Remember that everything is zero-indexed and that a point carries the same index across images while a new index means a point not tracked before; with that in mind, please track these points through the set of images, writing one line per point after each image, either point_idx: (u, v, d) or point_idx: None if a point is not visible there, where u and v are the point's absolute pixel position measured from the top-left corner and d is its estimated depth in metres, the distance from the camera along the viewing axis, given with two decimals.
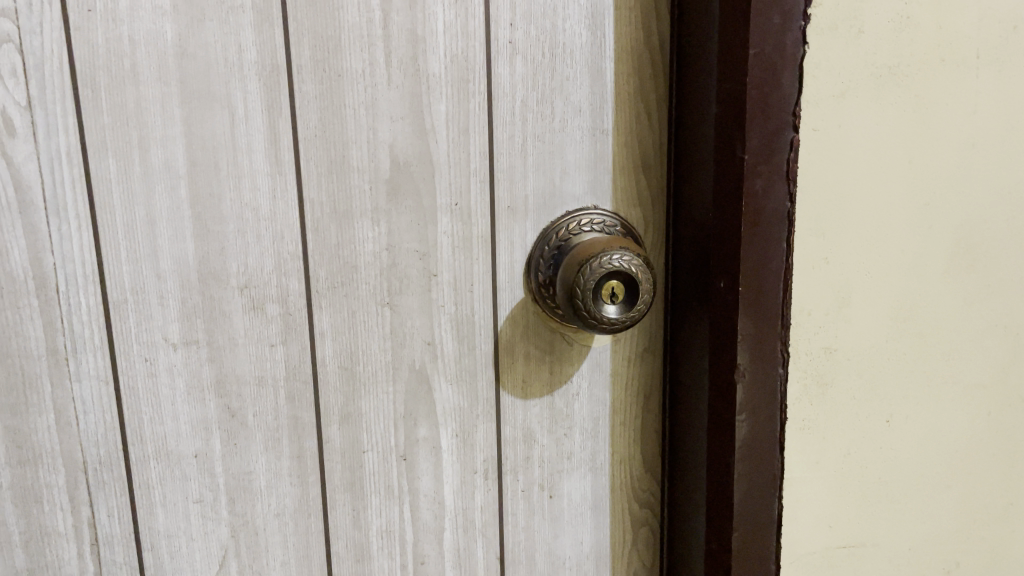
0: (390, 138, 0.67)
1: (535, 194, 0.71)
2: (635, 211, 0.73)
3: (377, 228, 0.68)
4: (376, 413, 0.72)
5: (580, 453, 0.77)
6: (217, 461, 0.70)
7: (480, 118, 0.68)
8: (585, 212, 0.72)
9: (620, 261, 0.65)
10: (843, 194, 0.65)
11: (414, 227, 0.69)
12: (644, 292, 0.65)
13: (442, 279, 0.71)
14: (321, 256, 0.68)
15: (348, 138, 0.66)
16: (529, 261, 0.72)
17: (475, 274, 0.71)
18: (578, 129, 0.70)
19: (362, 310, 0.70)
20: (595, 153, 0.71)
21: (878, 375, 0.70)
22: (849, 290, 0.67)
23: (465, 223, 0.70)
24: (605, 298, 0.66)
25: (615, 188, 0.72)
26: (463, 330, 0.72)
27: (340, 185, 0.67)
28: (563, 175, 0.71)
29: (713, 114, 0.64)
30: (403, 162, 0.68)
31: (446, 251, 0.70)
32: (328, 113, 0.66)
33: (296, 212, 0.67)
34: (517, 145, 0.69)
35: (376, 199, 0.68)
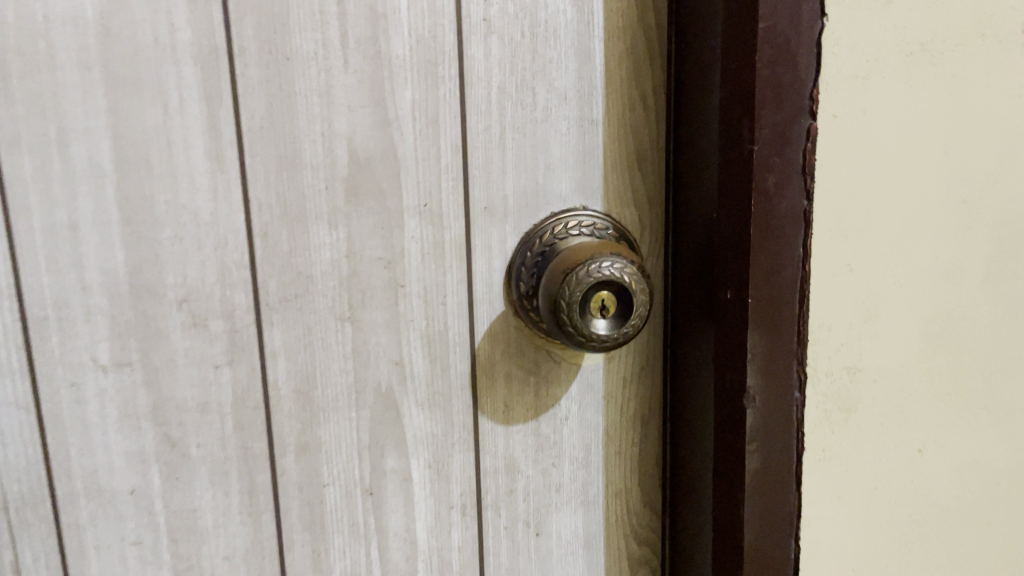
0: (348, 130, 0.59)
1: (515, 193, 0.62)
2: (630, 211, 0.65)
3: (335, 233, 0.60)
4: (337, 443, 0.64)
5: (570, 485, 0.68)
6: (157, 498, 0.62)
7: (451, 106, 0.60)
8: (572, 213, 0.63)
9: (611, 268, 0.56)
10: (868, 191, 0.57)
11: (378, 231, 0.61)
12: (638, 304, 0.57)
13: (411, 290, 0.62)
14: (271, 265, 0.60)
15: (299, 130, 0.58)
16: (509, 270, 0.63)
17: (448, 284, 0.63)
18: (564, 119, 0.62)
19: (319, 326, 0.61)
20: (584, 146, 0.63)
21: (907, 397, 0.61)
22: (874, 301, 0.59)
23: (436, 227, 0.62)
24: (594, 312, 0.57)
25: (606, 187, 0.64)
26: (434, 349, 0.63)
27: (291, 183, 0.59)
28: (547, 172, 0.62)
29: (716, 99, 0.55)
30: (363, 157, 0.59)
31: (415, 258, 0.62)
32: (275, 101, 0.57)
33: (241, 215, 0.59)
34: (494, 137, 0.61)
35: (333, 200, 0.60)
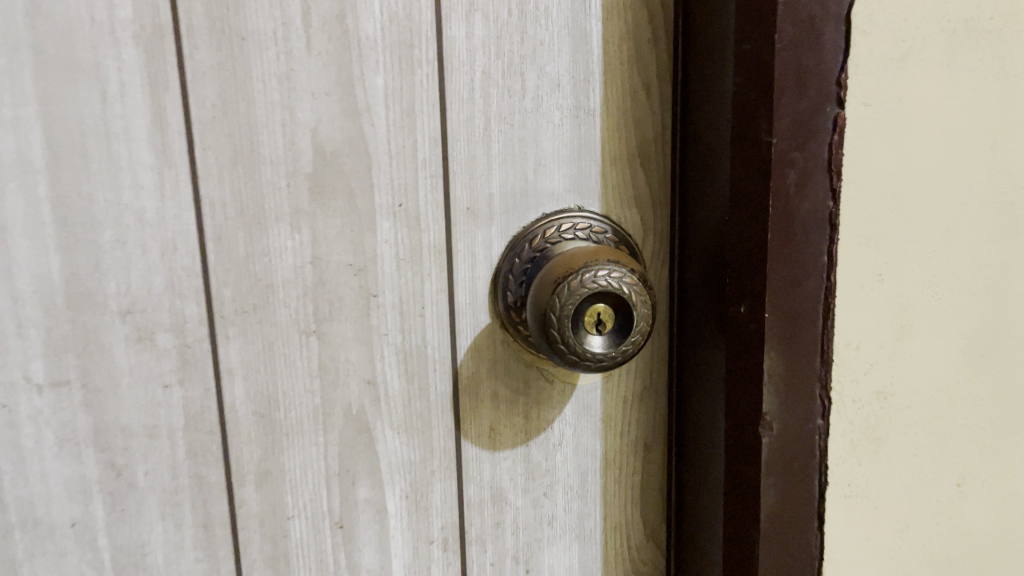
0: (312, 120, 0.52)
1: (502, 192, 0.55)
2: (631, 213, 0.58)
3: (298, 236, 0.53)
4: (302, 470, 0.57)
5: (564, 518, 0.61)
6: (100, 532, 0.55)
7: (429, 94, 0.53)
8: (566, 214, 0.56)
9: (608, 278, 0.49)
10: (903, 191, 0.50)
11: (346, 234, 0.54)
12: (639, 319, 0.50)
13: (384, 300, 0.55)
14: (226, 273, 0.53)
15: (257, 120, 0.52)
16: (494, 277, 0.57)
17: (427, 294, 0.56)
18: (556, 108, 0.55)
19: (281, 340, 0.55)
20: (579, 140, 0.56)
21: (942, 424, 0.54)
22: (908, 316, 0.52)
23: (413, 230, 0.55)
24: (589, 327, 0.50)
25: (605, 185, 0.57)
26: (411, 366, 0.57)
27: (248, 180, 0.52)
28: (538, 168, 0.55)
29: (729, 85, 0.48)
30: (329, 151, 0.53)
31: (389, 265, 0.55)
32: (229, 87, 0.51)
33: (192, 216, 0.52)
34: (478, 128, 0.54)
35: (296, 199, 0.53)
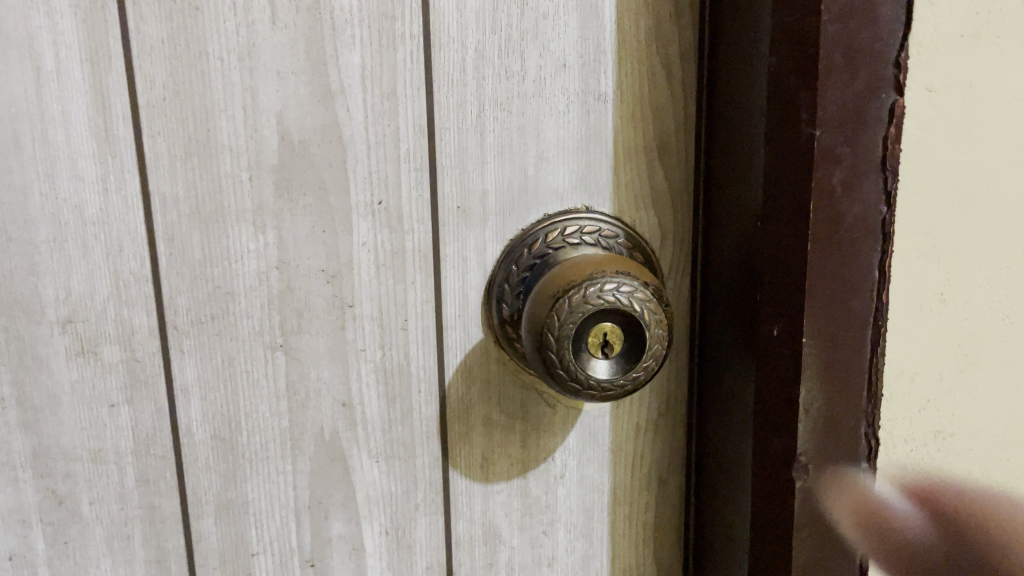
0: (278, 104, 0.45)
1: (498, 189, 0.48)
2: (648, 216, 0.50)
3: (262, 237, 0.47)
4: (268, 502, 0.50)
5: (566, 558, 0.54)
6: (41, 565, 0.49)
7: (414, 74, 0.46)
8: (573, 216, 0.48)
9: (617, 293, 0.42)
10: (971, 197, 0.42)
11: (317, 235, 0.47)
12: (653, 341, 0.42)
13: (361, 312, 0.48)
14: (179, 278, 0.47)
15: (214, 103, 0.45)
16: (488, 287, 0.49)
17: (411, 306, 0.49)
18: (562, 93, 0.47)
19: (244, 355, 0.48)
20: (588, 130, 0.48)
21: (1005, 468, 0.47)
22: (970, 344, 0.44)
23: (394, 231, 0.47)
24: (594, 349, 0.43)
25: (617, 183, 0.49)
26: (392, 387, 0.50)
27: (204, 173, 0.45)
28: (540, 162, 0.48)
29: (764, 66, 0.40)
30: (297, 139, 0.46)
31: (366, 271, 0.48)
32: (181, 65, 0.44)
33: (140, 213, 0.45)
34: (470, 115, 0.46)
35: (259, 194, 0.46)
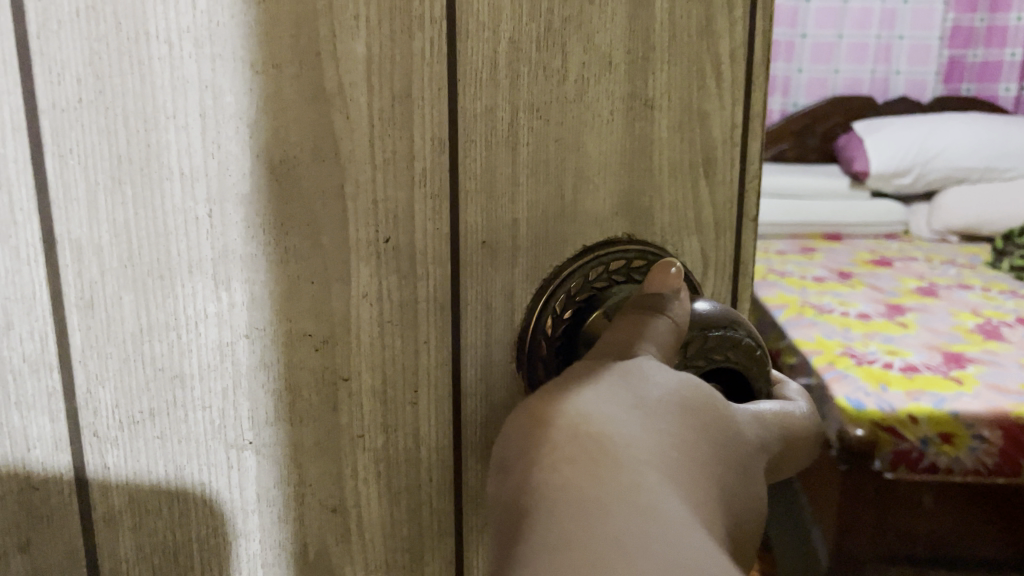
0: (250, 108, 0.32)
1: (531, 218, 0.38)
2: (691, 242, 0.41)
3: (225, 295, 0.34)
4: None
5: None
6: None
7: (433, 70, 0.34)
8: (616, 248, 0.39)
9: (722, 334, 0.35)
10: None
11: (303, 288, 0.35)
12: (753, 375, 0.36)
13: (359, 386, 0.36)
14: (102, 363, 0.34)
15: (157, 109, 0.32)
16: (517, 339, 0.39)
17: (423, 372, 0.37)
18: (606, 96, 0.38)
19: (195, 461, 0.35)
20: (633, 142, 0.39)
21: None
22: None
23: (404, 277, 0.36)
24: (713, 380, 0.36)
25: (661, 206, 0.40)
26: (398, 481, 0.38)
27: (143, 210, 0.33)
28: (579, 184, 0.38)
29: None
30: (278, 158, 0.33)
31: (368, 332, 0.36)
32: (106, 52, 0.31)
33: (42, 272, 0.33)
34: (502, 124, 0.36)
35: (222, 236, 0.33)
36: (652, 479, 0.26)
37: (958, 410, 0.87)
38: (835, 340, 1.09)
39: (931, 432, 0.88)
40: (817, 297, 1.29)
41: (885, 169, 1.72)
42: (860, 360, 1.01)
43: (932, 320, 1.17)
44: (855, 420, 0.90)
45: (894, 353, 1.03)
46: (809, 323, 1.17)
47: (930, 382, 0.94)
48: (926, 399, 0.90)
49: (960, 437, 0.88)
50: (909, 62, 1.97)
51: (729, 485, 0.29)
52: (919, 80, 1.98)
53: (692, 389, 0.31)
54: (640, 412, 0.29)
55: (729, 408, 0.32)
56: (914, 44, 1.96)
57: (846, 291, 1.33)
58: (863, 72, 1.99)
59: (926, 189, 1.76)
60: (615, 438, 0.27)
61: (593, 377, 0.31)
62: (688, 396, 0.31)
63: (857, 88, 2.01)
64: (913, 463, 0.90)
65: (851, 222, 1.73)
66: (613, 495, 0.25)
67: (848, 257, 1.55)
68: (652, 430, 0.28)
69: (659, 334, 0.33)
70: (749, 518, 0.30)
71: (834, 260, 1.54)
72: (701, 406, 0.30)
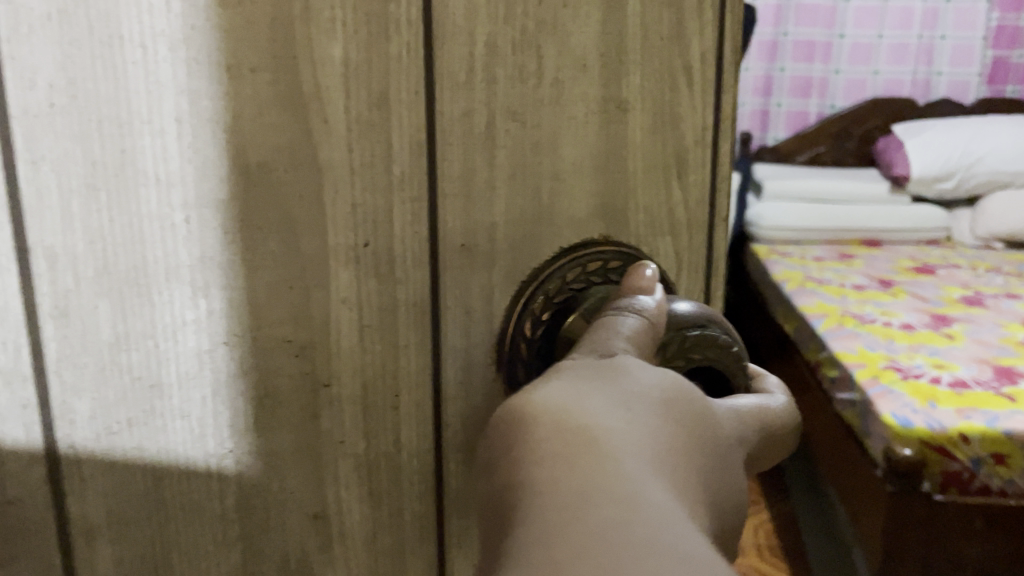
0: (227, 111, 0.32)
1: (510, 219, 0.38)
2: (665, 243, 0.41)
3: (204, 301, 0.34)
4: None
5: None
6: None
7: (409, 72, 0.34)
8: (591, 249, 0.39)
9: (701, 333, 0.35)
10: None
11: (282, 294, 0.34)
12: (733, 371, 0.36)
13: (340, 392, 0.36)
14: (78, 374, 0.33)
15: (133, 114, 0.31)
16: (496, 340, 0.39)
17: (403, 376, 0.37)
18: (581, 99, 0.37)
19: (176, 472, 0.35)
20: (607, 145, 0.38)
21: None
22: None
23: (384, 281, 0.36)
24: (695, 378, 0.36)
25: (636, 209, 0.40)
26: (380, 485, 0.38)
27: (118, 217, 0.32)
28: (555, 186, 0.38)
29: None
30: (255, 162, 0.33)
31: (348, 337, 0.36)
32: (79, 56, 0.30)
33: (16, 282, 0.32)
34: (479, 128, 0.36)
35: (200, 241, 0.33)
36: (641, 473, 0.25)
37: (1013, 430, 0.86)
38: (880, 353, 1.09)
39: (984, 451, 0.87)
40: (857, 307, 1.28)
41: (926, 173, 1.63)
42: (907, 375, 1.01)
43: (980, 331, 1.16)
44: (903, 440, 0.89)
45: (942, 367, 1.02)
46: (851, 336, 1.15)
47: (984, 402, 0.93)
48: (978, 417, 0.89)
49: (1014, 458, 0.88)
50: (952, 63, 1.84)
51: (709, 476, 0.29)
52: (961, 83, 1.86)
53: (667, 385, 0.31)
54: (618, 406, 0.29)
55: (704, 402, 0.32)
56: (957, 44, 1.82)
57: (886, 299, 1.32)
58: (901, 72, 1.86)
59: (971, 193, 1.66)
60: (605, 435, 0.27)
61: (584, 377, 0.30)
62: (674, 398, 0.30)
63: (896, 89, 1.87)
64: (964, 484, 0.90)
65: (894, 230, 1.66)
66: (602, 488, 0.24)
67: (889, 264, 1.53)
68: (631, 424, 0.28)
69: (639, 337, 0.33)
70: (725, 522, 0.30)
71: (873, 266, 1.52)
72: (676, 401, 0.30)
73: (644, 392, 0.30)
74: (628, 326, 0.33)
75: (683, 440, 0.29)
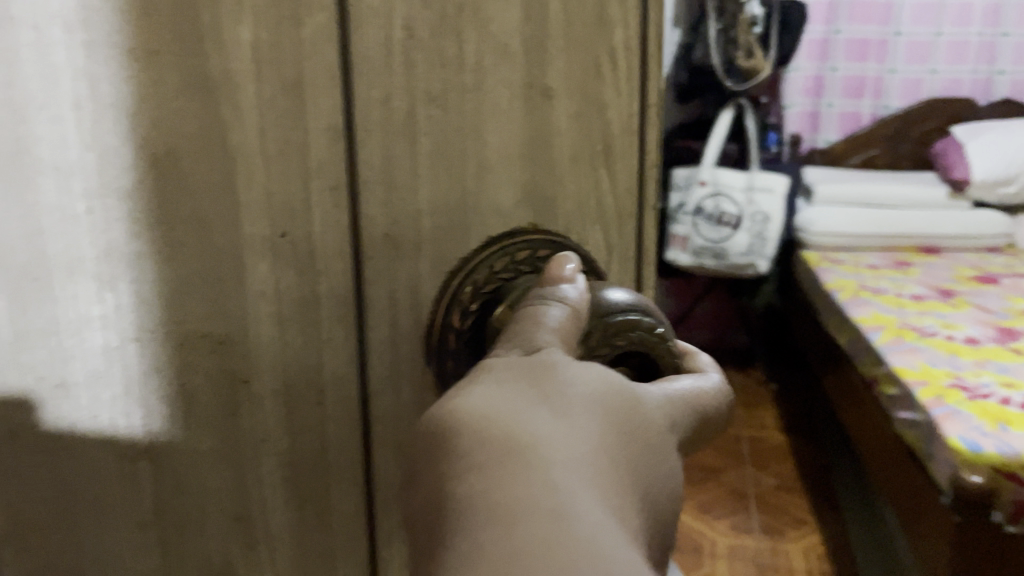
0: (128, 96, 0.31)
1: (434, 209, 0.37)
2: (596, 231, 0.41)
3: (110, 295, 0.33)
4: None
5: None
6: None
7: (322, 57, 0.33)
8: (519, 238, 0.39)
9: (626, 317, 0.34)
10: None
11: (194, 287, 0.34)
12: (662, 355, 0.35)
13: (260, 390, 0.35)
14: None
15: (30, 102, 0.31)
16: (424, 333, 0.37)
17: (326, 372, 0.36)
18: (505, 85, 0.37)
19: (86, 471, 0.35)
20: (532, 132, 0.38)
21: None
22: None
23: (303, 273, 0.35)
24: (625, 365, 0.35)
25: (564, 195, 0.39)
26: (306, 486, 0.37)
27: (19, 208, 0.32)
28: (480, 174, 0.37)
29: None
30: (161, 149, 0.32)
31: (267, 331, 0.35)
32: None
33: None
34: (399, 115, 0.35)
35: (104, 233, 0.32)
36: (571, 484, 0.24)
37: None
38: (941, 368, 0.88)
39: None
40: (917, 317, 1.06)
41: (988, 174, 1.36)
42: (974, 395, 0.79)
43: None
44: (970, 465, 0.68)
45: (1011, 385, 0.81)
46: (910, 351, 0.94)
47: None
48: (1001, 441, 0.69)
49: None
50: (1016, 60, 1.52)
51: (649, 463, 0.28)
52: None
53: (602, 374, 0.29)
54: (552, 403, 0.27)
55: (639, 389, 0.30)
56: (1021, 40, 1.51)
57: (945, 308, 1.11)
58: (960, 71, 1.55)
59: None
60: (539, 448, 0.25)
61: (513, 381, 0.28)
62: (611, 398, 0.28)
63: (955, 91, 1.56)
64: None
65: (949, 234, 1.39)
66: (528, 505, 0.23)
67: (947, 271, 1.30)
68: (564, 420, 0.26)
69: (563, 324, 0.31)
70: (659, 518, 0.28)
71: (932, 276, 1.27)
72: (612, 390, 0.29)
73: (579, 384, 0.28)
74: (555, 316, 0.31)
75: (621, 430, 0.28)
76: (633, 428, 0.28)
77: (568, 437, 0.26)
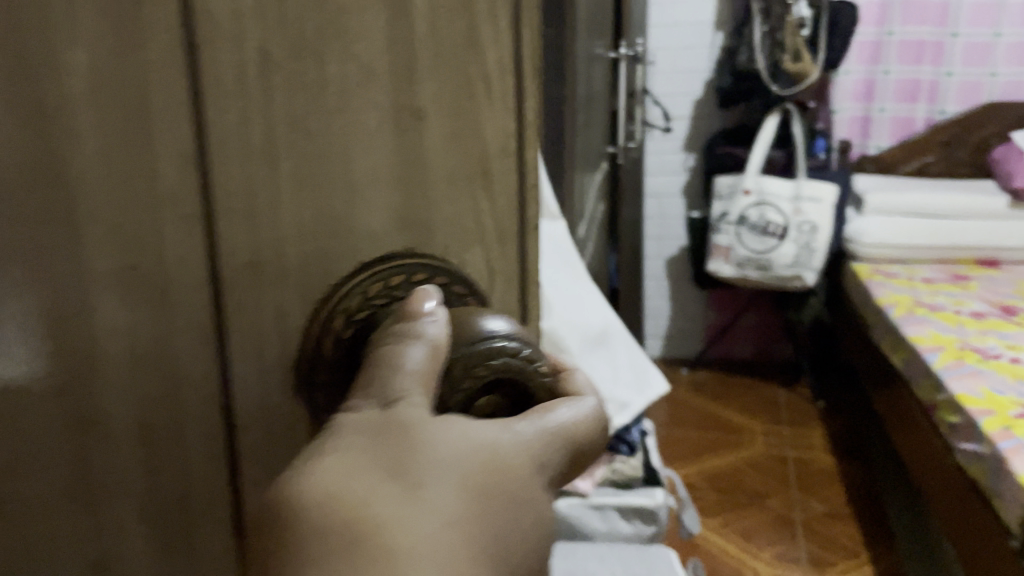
0: None
1: (298, 236, 0.35)
2: (478, 253, 0.40)
3: None
4: None
5: None
6: None
7: (169, 83, 0.32)
8: (394, 263, 0.38)
9: (482, 348, 0.33)
10: None
11: (33, 325, 0.32)
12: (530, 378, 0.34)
13: (112, 430, 0.34)
14: None
15: None
16: (296, 361, 0.37)
17: (188, 406, 0.35)
18: (373, 108, 0.35)
19: None
20: (405, 155, 0.37)
21: None
22: None
23: (155, 307, 0.34)
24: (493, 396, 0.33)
25: (442, 217, 0.39)
26: (169, 524, 0.36)
27: None
28: (353, 200, 0.36)
29: None
30: None
31: (116, 368, 0.34)
32: None
33: None
34: (257, 141, 0.34)
35: None
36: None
37: None
38: None
39: None
40: None
41: None
42: None
43: None
44: None
45: None
46: None
47: None
48: None
49: None
50: None
51: (513, 514, 0.28)
52: None
53: (466, 429, 0.29)
54: (404, 472, 0.27)
55: (510, 433, 0.30)
56: None
57: None
58: None
59: None
60: (388, 539, 0.25)
61: (363, 448, 0.27)
62: (471, 456, 0.28)
63: None
64: None
65: None
66: None
67: None
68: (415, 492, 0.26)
69: (416, 367, 0.30)
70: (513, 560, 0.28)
71: None
72: (473, 447, 0.28)
73: (437, 445, 0.28)
74: (412, 361, 0.30)
75: (479, 491, 0.28)
76: (494, 487, 0.28)
77: (416, 515, 0.26)
